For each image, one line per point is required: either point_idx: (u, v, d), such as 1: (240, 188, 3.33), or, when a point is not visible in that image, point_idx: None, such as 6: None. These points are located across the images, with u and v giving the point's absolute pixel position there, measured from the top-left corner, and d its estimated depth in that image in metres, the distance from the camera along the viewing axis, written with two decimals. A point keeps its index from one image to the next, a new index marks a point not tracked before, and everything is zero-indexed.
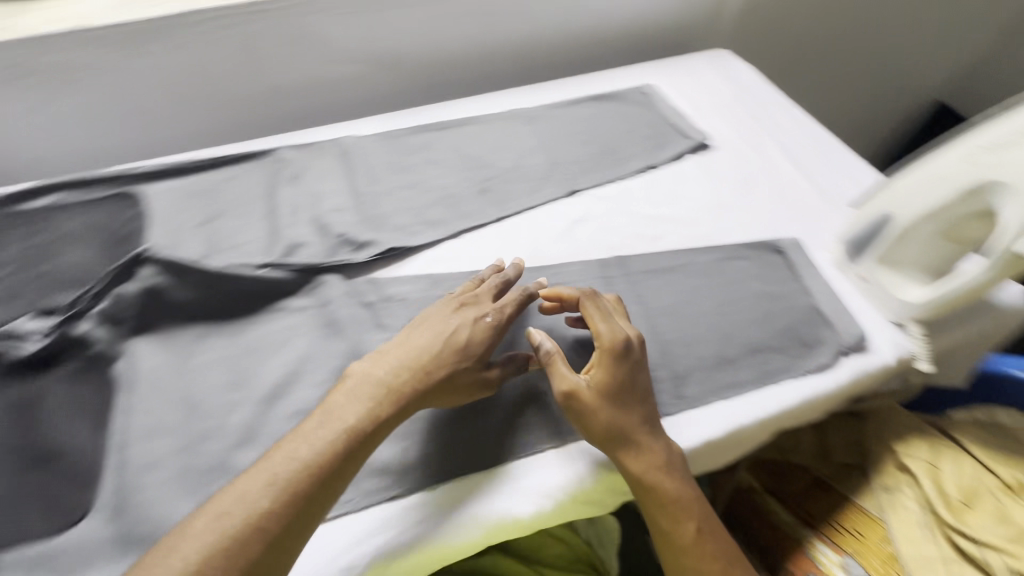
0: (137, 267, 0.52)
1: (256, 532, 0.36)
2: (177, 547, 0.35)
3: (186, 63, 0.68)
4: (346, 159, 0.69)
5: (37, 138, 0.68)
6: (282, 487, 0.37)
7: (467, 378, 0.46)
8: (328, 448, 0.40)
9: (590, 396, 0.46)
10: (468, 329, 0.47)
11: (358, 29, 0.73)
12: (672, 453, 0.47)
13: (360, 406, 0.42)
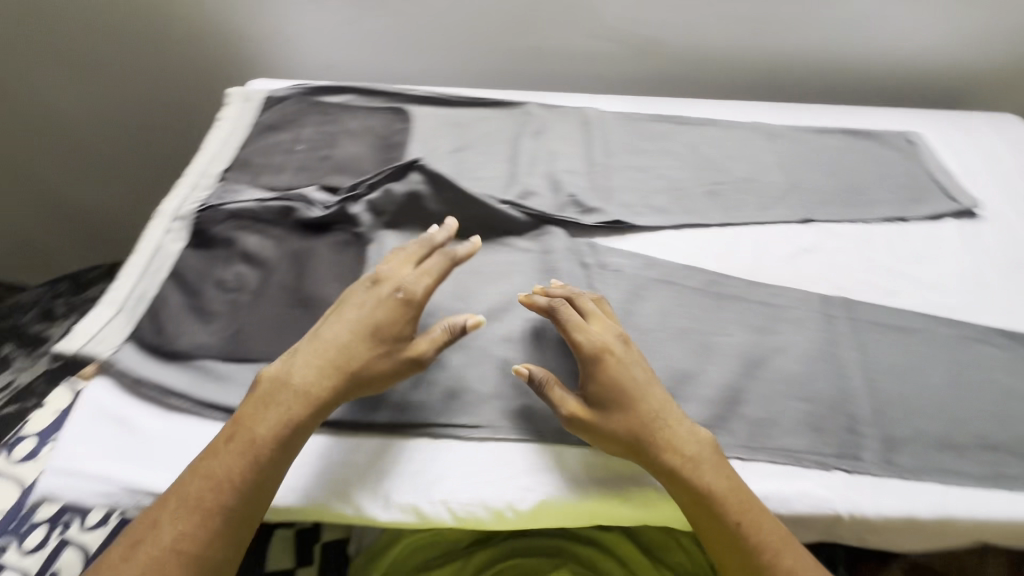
0: (408, 172, 0.60)
1: (213, 520, 0.40)
2: (147, 538, 0.39)
3: (475, 11, 0.77)
4: (587, 128, 0.73)
5: (342, 47, 0.82)
6: (230, 480, 0.41)
7: (396, 356, 0.46)
8: (268, 439, 0.43)
9: (590, 412, 0.46)
10: (366, 308, 0.48)
11: (630, 12, 0.76)
12: (683, 446, 0.44)
13: (284, 391, 0.44)
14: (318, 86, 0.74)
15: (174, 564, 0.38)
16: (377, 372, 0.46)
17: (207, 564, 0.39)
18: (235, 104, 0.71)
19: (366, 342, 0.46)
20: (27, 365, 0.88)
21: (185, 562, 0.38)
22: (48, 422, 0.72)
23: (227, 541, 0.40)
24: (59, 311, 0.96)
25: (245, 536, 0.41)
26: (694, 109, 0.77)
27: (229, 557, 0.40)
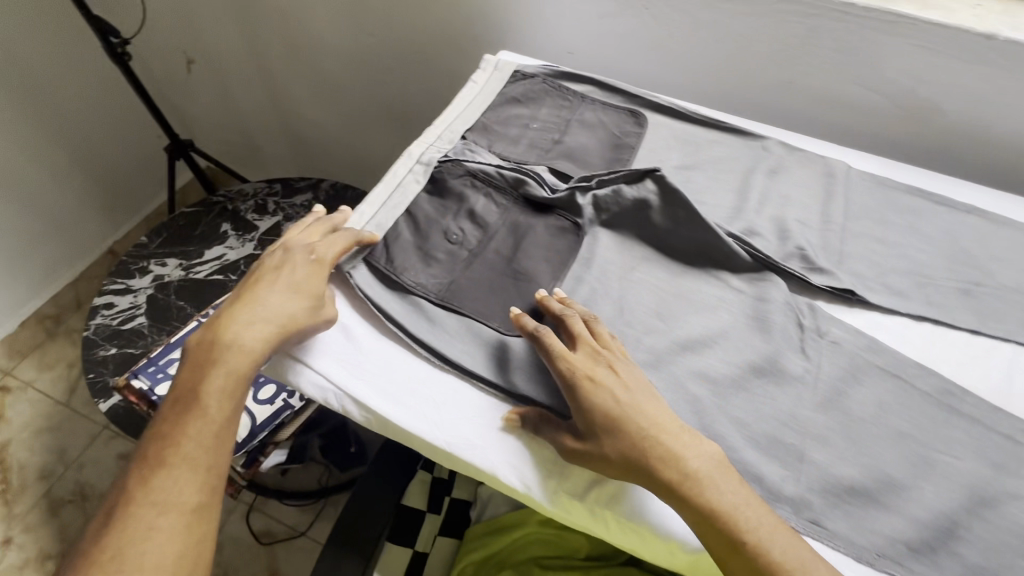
0: (643, 180, 0.59)
1: (177, 468, 0.41)
2: (124, 509, 0.40)
3: (738, 32, 0.75)
4: (829, 180, 0.67)
5: (591, 39, 0.84)
6: (181, 434, 0.42)
7: (324, 313, 0.50)
8: (215, 393, 0.44)
9: (585, 444, 0.44)
10: (290, 271, 0.51)
11: (913, 68, 0.69)
12: (678, 463, 0.42)
13: (223, 349, 0.46)
14: (564, 72, 0.75)
15: (150, 509, 0.40)
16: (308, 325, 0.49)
17: (186, 507, 0.40)
18: (487, 70, 0.75)
19: (303, 299, 0.49)
20: (237, 248, 1.03)
21: (162, 507, 0.40)
22: None
23: (200, 484, 0.41)
24: (270, 208, 1.09)
25: (219, 478, 0.43)
26: (961, 191, 0.67)
27: (209, 497, 0.42)
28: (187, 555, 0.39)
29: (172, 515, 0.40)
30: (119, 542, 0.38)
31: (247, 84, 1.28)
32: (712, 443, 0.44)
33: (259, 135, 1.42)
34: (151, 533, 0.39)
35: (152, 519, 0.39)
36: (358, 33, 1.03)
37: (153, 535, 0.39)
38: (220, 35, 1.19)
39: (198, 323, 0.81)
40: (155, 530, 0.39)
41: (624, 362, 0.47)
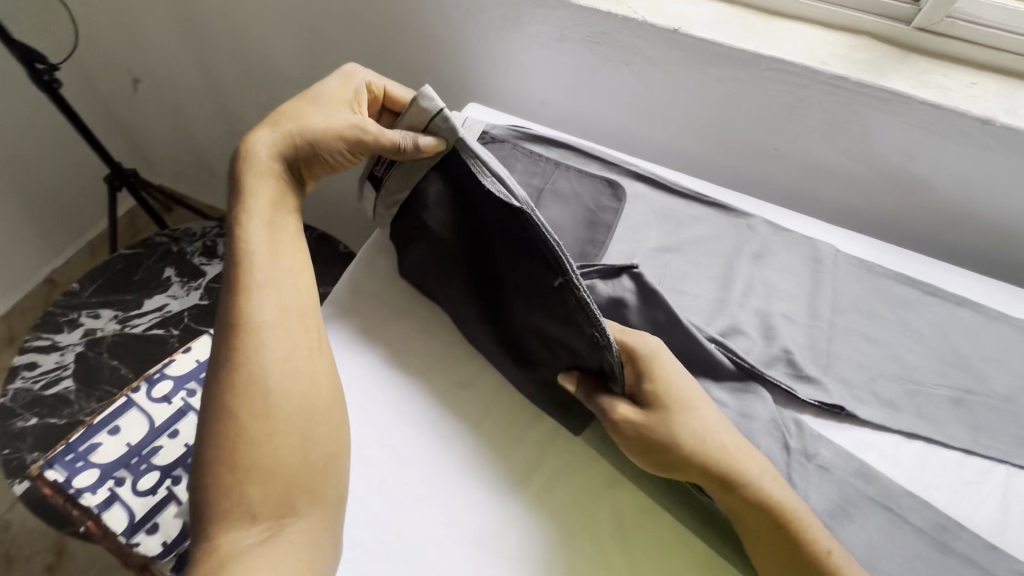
0: (619, 276, 0.54)
1: (247, 291, 0.50)
2: (223, 329, 0.49)
3: (724, 95, 0.69)
4: (817, 266, 0.62)
5: (568, 91, 0.78)
6: (244, 259, 0.51)
7: (344, 119, 0.56)
8: (274, 226, 0.54)
9: (657, 419, 0.48)
10: (325, 97, 0.58)
11: (907, 144, 0.65)
12: (732, 450, 0.46)
13: (258, 180, 0.55)
14: (537, 135, 0.69)
15: (239, 335, 0.48)
16: (325, 132, 0.56)
17: (267, 325, 0.49)
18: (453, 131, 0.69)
19: (330, 112, 0.57)
20: (181, 297, 0.94)
21: (250, 329, 0.48)
22: (189, 371, 0.76)
23: (274, 304, 0.50)
24: (220, 250, 1.01)
25: (291, 295, 0.52)
26: (950, 280, 0.64)
27: (284, 311, 0.50)
28: (291, 367, 0.48)
29: (259, 330, 0.48)
30: (230, 368, 0.46)
31: (199, 108, 1.18)
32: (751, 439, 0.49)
33: (215, 159, 1.32)
34: (243, 338, 0.47)
35: (249, 341, 0.47)
36: (317, 66, 0.95)
37: (245, 339, 0.47)
38: (167, 56, 1.09)
39: (126, 398, 0.72)
40: (245, 336, 0.48)
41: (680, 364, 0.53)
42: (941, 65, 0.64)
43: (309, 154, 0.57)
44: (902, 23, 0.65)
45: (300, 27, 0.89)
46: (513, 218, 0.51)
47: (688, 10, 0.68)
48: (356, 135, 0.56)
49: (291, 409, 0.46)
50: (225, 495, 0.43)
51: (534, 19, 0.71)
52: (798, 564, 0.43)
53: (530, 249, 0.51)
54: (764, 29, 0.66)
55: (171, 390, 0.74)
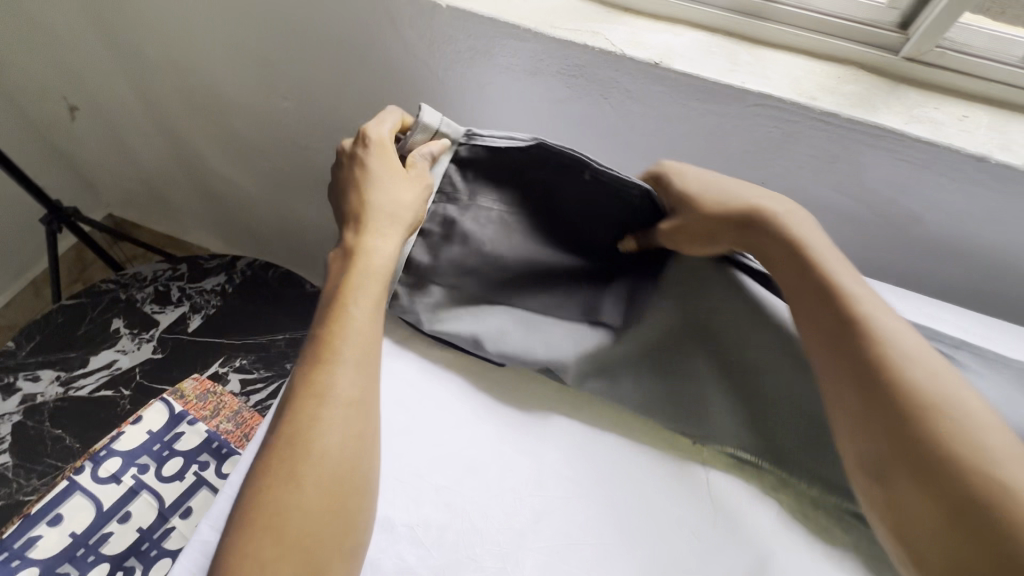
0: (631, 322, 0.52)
1: (330, 354, 0.44)
2: (299, 376, 0.44)
3: (709, 130, 0.66)
4: None
5: (545, 124, 0.73)
6: (330, 321, 0.46)
7: (389, 180, 0.53)
8: (370, 284, 0.48)
9: (705, 215, 0.50)
10: (366, 162, 0.54)
11: (899, 179, 0.62)
12: (795, 232, 0.48)
13: (358, 252, 0.50)
14: None
15: (311, 400, 0.43)
16: (381, 200, 0.52)
17: (343, 401, 0.43)
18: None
19: (378, 175, 0.53)
20: (131, 352, 0.87)
21: (321, 398, 0.42)
22: (139, 443, 0.69)
23: (354, 378, 0.44)
24: (173, 295, 0.93)
25: (371, 369, 0.45)
26: (945, 320, 0.62)
27: (364, 392, 0.44)
28: (348, 444, 0.41)
29: (333, 405, 0.42)
30: (293, 420, 0.42)
31: (145, 136, 1.09)
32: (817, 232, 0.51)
33: (167, 189, 1.23)
34: (311, 399, 0.43)
35: (315, 410, 0.42)
36: (269, 94, 0.87)
37: (313, 401, 0.42)
38: (105, 85, 1.00)
39: (67, 483, 0.65)
40: (312, 396, 0.43)
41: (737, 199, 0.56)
42: (930, 97, 0.61)
43: (397, 221, 0.51)
44: (890, 52, 0.62)
45: (248, 55, 0.82)
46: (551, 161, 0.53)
47: (669, 40, 0.63)
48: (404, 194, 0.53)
49: (337, 495, 0.40)
50: (240, 558, 0.38)
51: (504, 50, 0.66)
52: (912, 403, 0.38)
53: (570, 177, 0.53)
54: (749, 60, 0.63)
55: (119, 468, 0.67)
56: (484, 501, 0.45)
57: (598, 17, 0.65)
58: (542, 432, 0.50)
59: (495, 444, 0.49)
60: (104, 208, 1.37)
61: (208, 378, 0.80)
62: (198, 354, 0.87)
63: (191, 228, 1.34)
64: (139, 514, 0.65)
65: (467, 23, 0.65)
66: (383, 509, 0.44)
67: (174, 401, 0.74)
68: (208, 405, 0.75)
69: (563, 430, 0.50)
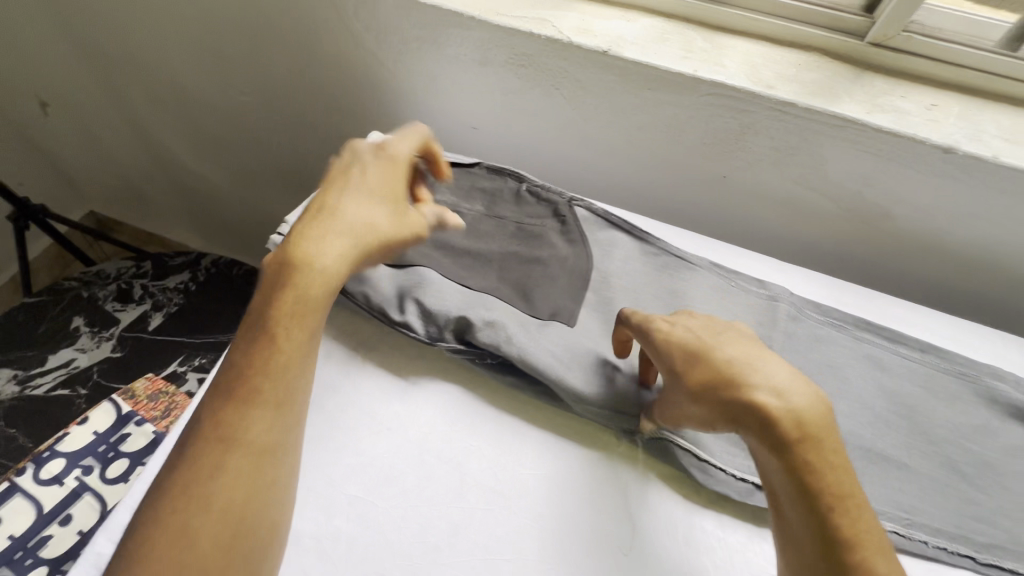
0: (558, 312, 0.53)
1: (247, 397, 0.39)
2: (207, 420, 0.38)
3: (666, 122, 0.62)
4: (766, 314, 0.56)
5: (501, 117, 0.71)
6: (253, 357, 0.40)
7: (395, 202, 0.48)
8: (297, 316, 0.42)
9: (721, 413, 0.41)
10: (368, 167, 0.49)
11: (864, 172, 0.59)
12: (800, 443, 0.38)
13: (294, 265, 0.43)
14: (464, 157, 0.64)
15: (217, 452, 0.37)
16: (369, 213, 0.46)
17: (255, 448, 0.38)
18: None
19: (382, 187, 0.48)
20: (90, 351, 0.86)
21: (229, 445, 0.37)
22: (84, 444, 0.68)
23: (271, 423, 0.39)
24: (136, 293, 0.94)
25: (292, 415, 0.40)
26: (912, 322, 0.58)
27: (279, 436, 0.39)
28: (261, 498, 0.37)
29: (240, 454, 0.37)
30: (195, 472, 0.36)
31: (116, 132, 1.08)
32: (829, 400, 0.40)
33: (143, 185, 1.22)
34: (219, 449, 0.37)
35: (219, 458, 0.37)
36: (228, 88, 0.85)
37: (220, 450, 0.37)
38: (70, 81, 0.99)
39: (7, 484, 0.63)
40: (221, 446, 0.37)
41: (723, 324, 0.46)
42: (897, 85, 0.58)
43: (369, 236, 0.45)
44: (855, 37, 0.58)
45: (200, 48, 0.80)
46: (497, 173, 0.63)
47: (621, 28, 0.60)
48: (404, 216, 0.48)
49: (235, 553, 0.35)
50: None
51: (450, 40, 0.63)
52: None
53: (511, 190, 0.61)
54: (705, 47, 0.59)
55: (62, 469, 0.65)
56: (399, 511, 0.43)
57: (549, 5, 0.62)
58: (470, 438, 0.48)
59: (420, 452, 0.46)
60: (85, 205, 1.36)
61: (163, 377, 0.79)
62: (156, 350, 0.86)
63: (170, 225, 1.33)
64: (81, 516, 0.64)
65: (411, 12, 0.62)
66: (291, 522, 0.42)
67: (123, 401, 0.72)
68: (158, 406, 0.73)
69: (491, 436, 0.48)
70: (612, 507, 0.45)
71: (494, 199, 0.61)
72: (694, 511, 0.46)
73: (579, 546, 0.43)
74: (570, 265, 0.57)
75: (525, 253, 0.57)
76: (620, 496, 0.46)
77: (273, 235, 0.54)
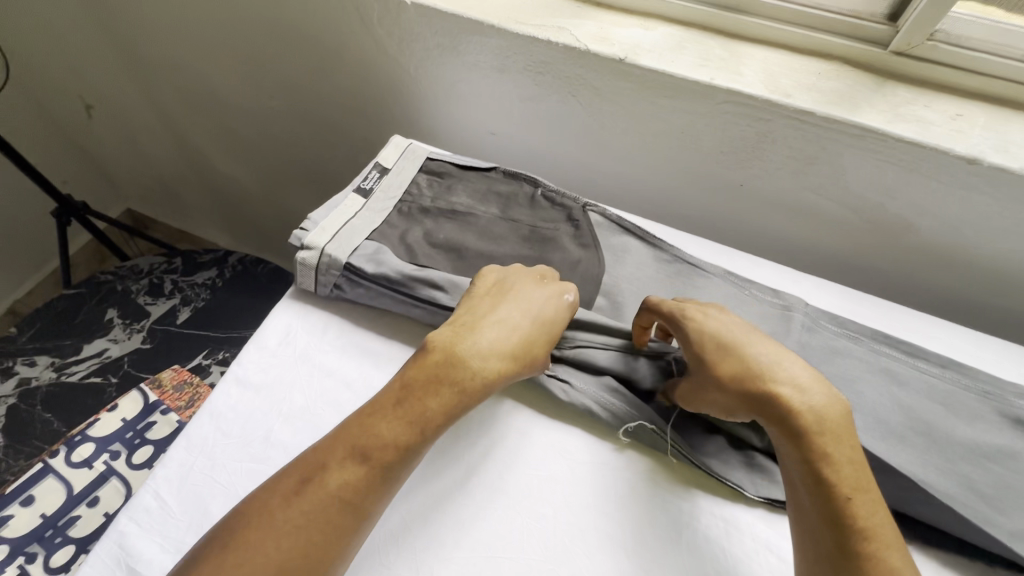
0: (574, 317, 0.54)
1: (381, 479, 0.38)
2: (324, 477, 0.37)
3: (683, 130, 0.63)
4: (780, 322, 0.55)
5: (519, 124, 0.72)
6: (403, 441, 0.38)
7: (550, 337, 0.47)
8: (440, 416, 0.40)
9: (742, 401, 0.42)
10: (547, 325, 0.47)
11: (885, 182, 0.58)
12: (818, 436, 0.39)
13: (455, 378, 0.40)
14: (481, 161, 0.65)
15: (342, 519, 0.36)
16: (532, 348, 0.45)
17: (360, 517, 0.37)
18: (367, 172, 0.61)
19: (544, 334, 0.46)
20: (122, 341, 0.90)
21: (344, 509, 0.36)
22: (113, 430, 0.71)
23: (383, 497, 0.38)
24: (166, 288, 0.98)
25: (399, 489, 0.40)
26: (933, 337, 0.57)
27: (381, 508, 0.38)
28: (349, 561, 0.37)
29: (349, 523, 0.36)
30: (307, 526, 0.35)
31: (153, 134, 1.13)
32: (847, 401, 0.41)
33: (177, 185, 1.27)
34: (331, 510, 0.36)
35: (328, 520, 0.36)
36: (258, 94, 0.89)
37: (331, 511, 0.36)
38: (112, 84, 1.04)
39: (41, 464, 0.66)
40: (335, 509, 0.36)
41: (748, 324, 0.47)
42: (920, 94, 0.57)
43: (516, 363, 0.43)
44: (878, 46, 0.58)
45: (233, 54, 0.83)
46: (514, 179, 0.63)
47: (639, 37, 0.61)
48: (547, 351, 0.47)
49: None
50: None
51: (471, 48, 0.65)
52: None
53: (528, 194, 0.62)
54: (723, 56, 0.59)
55: (92, 453, 0.69)
56: (406, 506, 0.45)
57: (568, 14, 0.63)
58: (476, 438, 0.49)
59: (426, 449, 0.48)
60: (123, 203, 1.42)
61: (188, 369, 0.82)
62: (184, 342, 0.89)
63: (202, 223, 1.38)
64: (107, 499, 0.66)
65: (432, 20, 0.64)
66: None
67: (150, 390, 0.75)
68: (183, 396, 0.76)
69: (498, 436, 0.49)
70: (615, 511, 0.45)
71: (509, 203, 0.62)
72: (700, 519, 0.45)
73: (579, 550, 0.43)
74: (582, 269, 0.57)
75: (537, 256, 0.58)
76: (623, 502, 0.46)
77: (294, 232, 0.55)
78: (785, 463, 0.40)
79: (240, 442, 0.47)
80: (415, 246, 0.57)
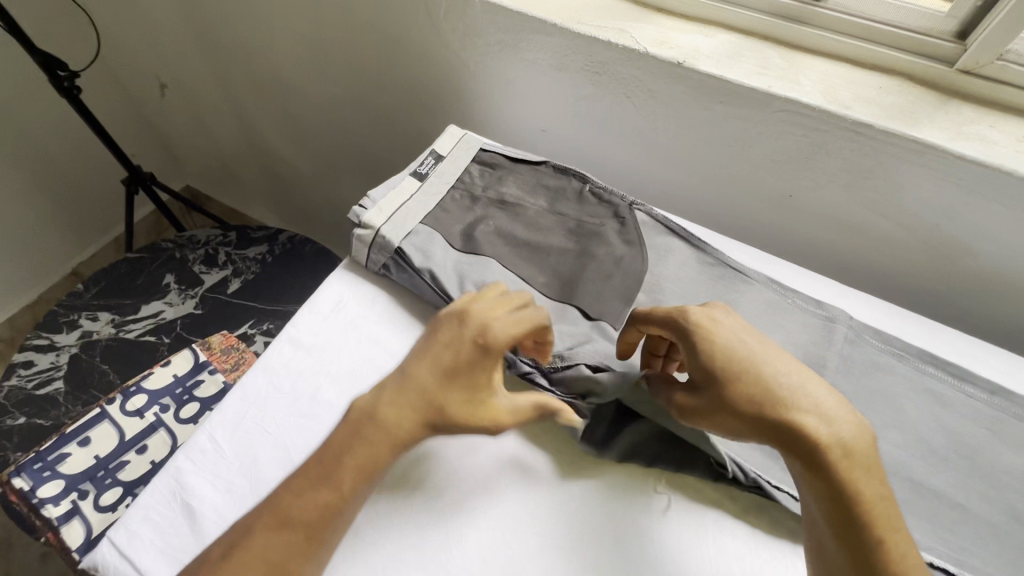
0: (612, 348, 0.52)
1: (303, 538, 0.37)
2: (246, 540, 0.37)
3: (735, 137, 0.63)
4: (822, 333, 0.55)
5: (571, 123, 0.74)
6: (322, 501, 0.38)
7: (459, 380, 0.40)
8: (352, 473, 0.39)
9: (758, 429, 0.39)
10: (457, 367, 0.40)
11: (942, 202, 0.57)
12: (848, 471, 0.37)
13: (363, 437, 0.39)
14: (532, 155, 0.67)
15: None
16: (438, 398, 0.40)
17: None
18: (423, 158, 0.64)
19: (455, 380, 0.40)
20: (176, 305, 0.96)
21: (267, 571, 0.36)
22: (164, 384, 0.75)
23: (309, 556, 0.37)
24: (220, 259, 1.03)
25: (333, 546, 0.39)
26: (982, 361, 0.56)
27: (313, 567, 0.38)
28: None
29: None
30: None
31: (219, 114, 1.19)
32: (872, 427, 0.40)
33: (235, 166, 1.33)
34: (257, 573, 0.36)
35: None
36: (322, 81, 0.93)
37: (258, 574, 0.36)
38: (187, 65, 1.11)
39: (98, 410, 0.70)
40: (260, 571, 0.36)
41: (758, 333, 0.44)
42: (985, 114, 0.56)
43: (419, 420, 0.40)
44: (944, 64, 0.57)
45: (303, 41, 0.87)
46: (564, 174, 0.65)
47: (698, 42, 0.62)
48: (466, 397, 0.40)
49: None
50: None
51: (530, 45, 0.67)
52: None
53: (575, 190, 0.64)
54: (781, 65, 0.60)
55: (144, 404, 0.73)
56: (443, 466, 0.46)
57: (629, 17, 0.64)
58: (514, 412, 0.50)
59: None
60: (184, 179, 1.50)
61: (236, 336, 0.86)
62: (233, 311, 0.94)
63: (254, 204, 1.45)
64: (155, 448, 0.71)
65: (497, 18, 0.66)
66: None
67: (200, 350, 0.79)
68: (229, 359, 0.80)
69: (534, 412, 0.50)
70: (644, 500, 0.46)
71: (558, 197, 0.63)
72: (727, 520, 0.46)
73: (606, 532, 0.44)
74: (625, 266, 0.58)
75: (581, 250, 0.59)
76: (652, 491, 0.47)
77: (352, 209, 0.58)
78: (807, 495, 0.39)
79: (289, 398, 0.50)
80: (464, 232, 0.59)
